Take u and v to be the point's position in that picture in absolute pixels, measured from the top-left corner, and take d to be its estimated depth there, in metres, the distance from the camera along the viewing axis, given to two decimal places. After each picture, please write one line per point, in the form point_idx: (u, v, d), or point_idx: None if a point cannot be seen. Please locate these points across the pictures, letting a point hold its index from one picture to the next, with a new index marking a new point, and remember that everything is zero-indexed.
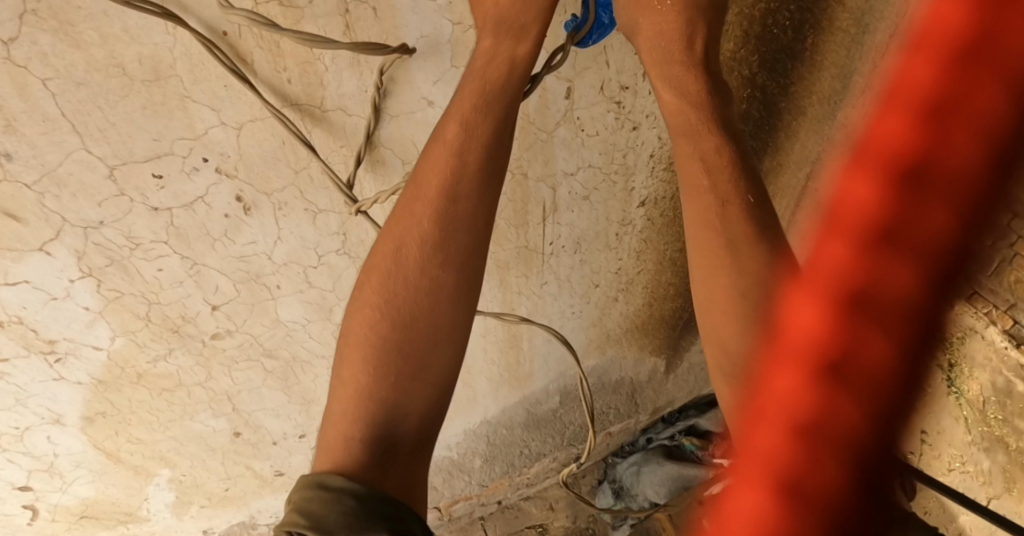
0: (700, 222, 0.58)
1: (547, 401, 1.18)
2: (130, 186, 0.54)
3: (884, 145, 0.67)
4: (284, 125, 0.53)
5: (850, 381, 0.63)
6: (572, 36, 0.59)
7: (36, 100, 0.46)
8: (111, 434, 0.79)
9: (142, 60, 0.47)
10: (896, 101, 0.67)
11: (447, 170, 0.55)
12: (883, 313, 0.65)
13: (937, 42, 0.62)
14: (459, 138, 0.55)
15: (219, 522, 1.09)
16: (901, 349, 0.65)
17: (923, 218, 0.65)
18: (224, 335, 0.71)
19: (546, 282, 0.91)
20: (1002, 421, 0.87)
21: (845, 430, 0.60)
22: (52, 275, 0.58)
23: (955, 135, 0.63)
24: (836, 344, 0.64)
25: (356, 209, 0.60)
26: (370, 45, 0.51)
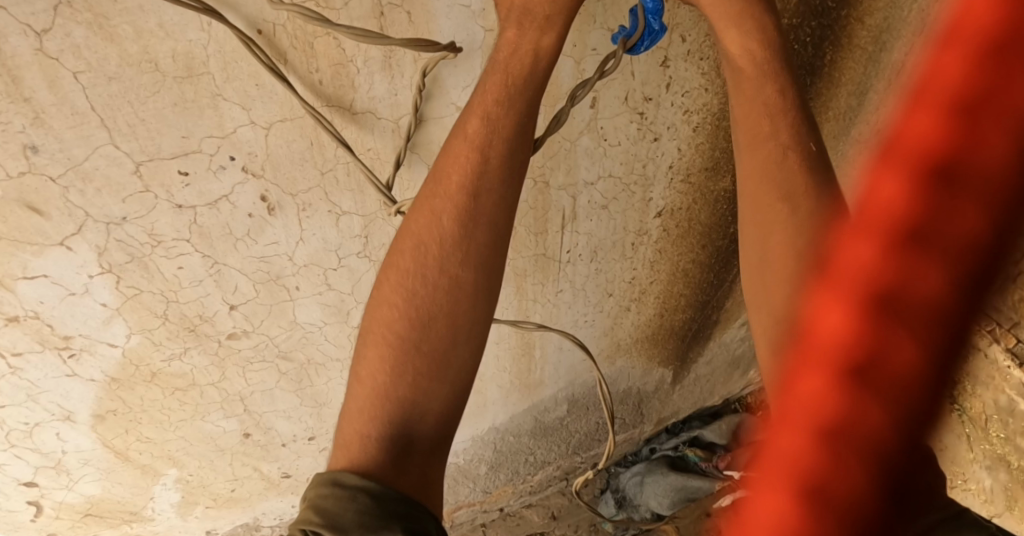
0: (761, 174, 0.57)
1: (556, 409, 1.17)
2: (156, 183, 0.53)
3: (915, 143, 0.72)
4: (322, 124, 0.53)
5: (877, 379, 0.64)
6: (623, 43, 0.57)
7: (66, 93, 0.45)
8: (121, 433, 0.78)
9: (175, 56, 0.46)
10: (924, 94, 0.72)
11: (468, 165, 0.53)
12: (907, 315, 0.64)
13: (966, 40, 0.67)
14: (481, 133, 0.52)
15: (223, 523, 1.08)
16: (925, 353, 0.65)
17: (951, 224, 0.73)
18: (240, 335, 0.70)
19: (561, 289, 0.90)
20: (1005, 439, 1.02)
21: (872, 431, 0.59)
22: (71, 270, 0.57)
23: (987, 134, 0.71)
24: (866, 345, 0.64)
25: (396, 210, 0.59)
26: (420, 42, 0.50)
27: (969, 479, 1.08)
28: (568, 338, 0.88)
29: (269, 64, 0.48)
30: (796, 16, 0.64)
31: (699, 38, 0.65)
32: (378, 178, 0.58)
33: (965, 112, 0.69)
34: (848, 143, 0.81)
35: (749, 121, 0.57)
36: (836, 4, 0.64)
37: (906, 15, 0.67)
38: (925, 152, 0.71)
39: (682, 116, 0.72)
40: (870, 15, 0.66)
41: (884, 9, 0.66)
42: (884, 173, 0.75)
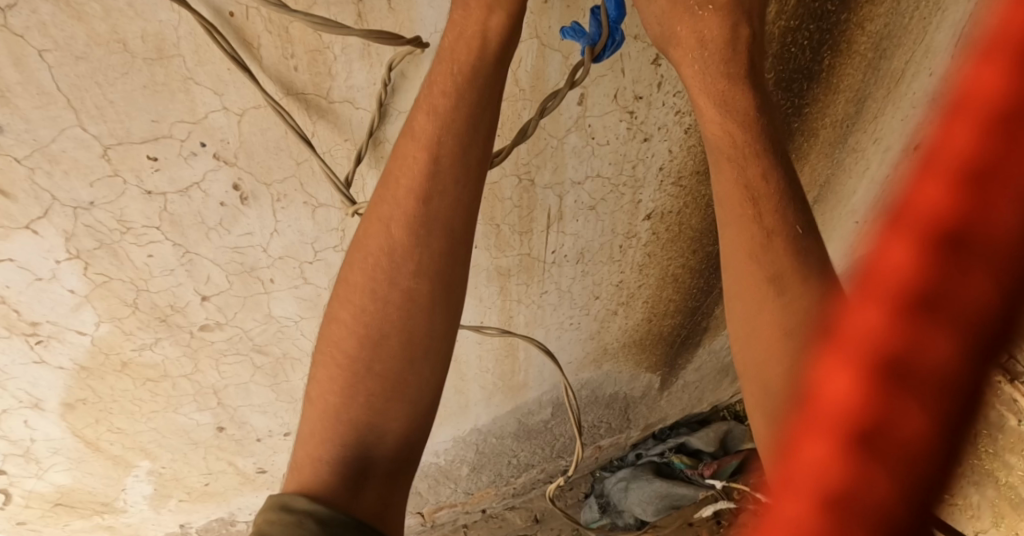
0: (743, 252, 0.55)
1: (539, 412, 1.15)
2: (125, 167, 0.52)
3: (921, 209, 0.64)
4: (285, 120, 0.52)
5: (885, 457, 0.45)
6: (590, 52, 0.55)
7: (33, 71, 0.44)
8: (92, 422, 0.77)
9: (145, 37, 0.45)
10: (935, 164, 0.66)
11: (416, 169, 0.51)
12: (915, 379, 0.50)
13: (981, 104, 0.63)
14: (430, 130, 0.51)
15: (198, 517, 1.07)
16: (940, 421, 0.48)
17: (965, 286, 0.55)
18: (213, 327, 0.69)
19: (547, 291, 0.89)
20: (994, 453, 1.08)
21: (910, 443, 0.46)
22: (38, 255, 0.56)
23: (997, 207, 0.57)
24: (870, 413, 0.49)
25: (353, 210, 0.58)
26: (382, 35, 0.49)
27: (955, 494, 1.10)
28: (533, 343, 0.86)
29: (231, 53, 0.47)
30: (793, 19, 0.63)
31: None
32: (337, 175, 0.57)
33: (976, 185, 0.59)
34: (845, 151, 0.81)
35: (731, 202, 0.55)
36: (835, 8, 0.63)
37: (905, 23, 0.67)
38: (925, 220, 0.62)
39: (674, 117, 0.71)
40: (870, 21, 0.66)
41: (887, 15, 0.66)
42: (894, 246, 0.65)
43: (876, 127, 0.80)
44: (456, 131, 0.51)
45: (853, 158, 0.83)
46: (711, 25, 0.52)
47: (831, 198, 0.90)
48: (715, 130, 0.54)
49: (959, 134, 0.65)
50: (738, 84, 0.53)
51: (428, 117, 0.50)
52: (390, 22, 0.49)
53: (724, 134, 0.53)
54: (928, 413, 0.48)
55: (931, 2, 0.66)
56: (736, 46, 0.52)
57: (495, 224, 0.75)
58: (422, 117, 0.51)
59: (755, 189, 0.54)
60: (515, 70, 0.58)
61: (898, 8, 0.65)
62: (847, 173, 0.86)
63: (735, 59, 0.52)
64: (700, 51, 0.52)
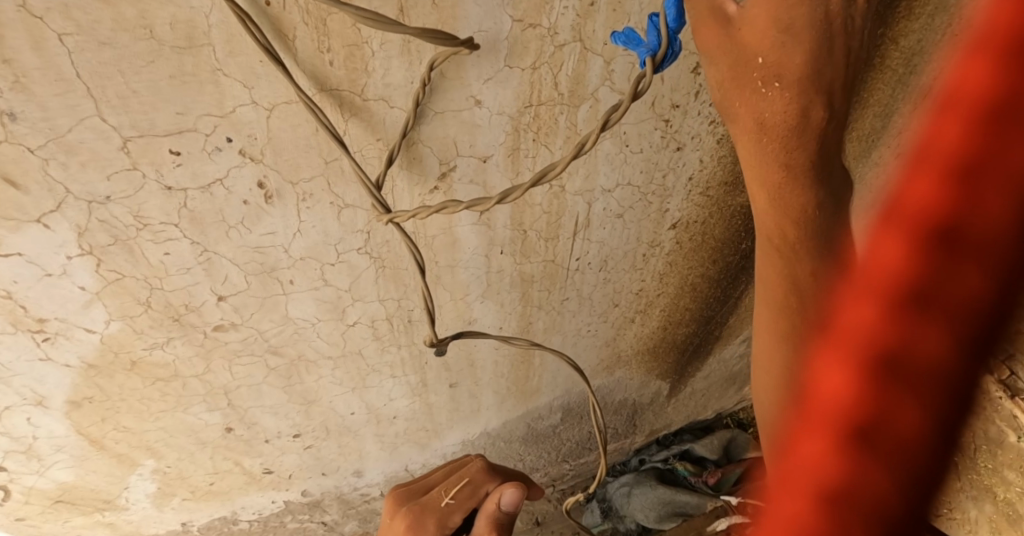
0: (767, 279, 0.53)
1: (550, 417, 1.12)
2: (145, 161, 0.49)
3: (909, 206, 0.58)
4: (314, 111, 0.48)
5: (884, 451, 0.51)
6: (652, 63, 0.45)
7: (52, 56, 0.42)
8: (97, 421, 0.74)
9: (175, 24, 0.42)
10: (926, 156, 0.58)
11: (476, 468, 0.72)
12: (917, 378, 0.54)
13: (964, 102, 0.54)
14: (480, 468, 0.72)
15: (200, 515, 1.04)
16: (939, 414, 0.53)
17: (957, 282, 0.56)
18: (228, 328, 0.66)
19: (567, 298, 0.87)
20: (992, 469, 0.94)
21: (909, 435, 0.51)
22: (50, 249, 0.53)
23: (986, 194, 0.53)
24: (868, 404, 0.54)
25: (387, 220, 0.53)
26: (436, 34, 0.45)
27: (954, 507, 1.01)
28: (564, 358, 0.80)
29: (265, 45, 0.44)
30: None
31: None
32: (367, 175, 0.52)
33: (965, 175, 0.53)
34: (870, 166, 0.77)
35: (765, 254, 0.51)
36: (872, 22, 0.60)
37: (938, 40, 0.62)
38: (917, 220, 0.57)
39: (709, 126, 0.68)
40: (904, 35, 0.62)
41: (919, 30, 0.61)
42: (882, 238, 0.61)
43: (903, 146, 0.74)
44: (510, 493, 0.68)
45: (878, 174, 0.78)
46: (778, 107, 0.42)
47: (851, 211, 0.86)
48: (765, 208, 0.47)
49: (948, 127, 0.56)
50: (772, 141, 0.43)
51: (483, 461, 0.72)
52: (431, 16, 0.47)
53: (776, 221, 0.48)
54: (924, 409, 0.53)
55: (968, 17, 0.60)
56: (775, 104, 0.42)
57: (521, 230, 0.72)
58: (476, 460, 0.73)
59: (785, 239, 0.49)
60: (554, 74, 0.53)
61: (932, 23, 0.61)
62: (872, 187, 0.81)
63: (797, 152, 0.43)
64: (756, 133, 0.43)
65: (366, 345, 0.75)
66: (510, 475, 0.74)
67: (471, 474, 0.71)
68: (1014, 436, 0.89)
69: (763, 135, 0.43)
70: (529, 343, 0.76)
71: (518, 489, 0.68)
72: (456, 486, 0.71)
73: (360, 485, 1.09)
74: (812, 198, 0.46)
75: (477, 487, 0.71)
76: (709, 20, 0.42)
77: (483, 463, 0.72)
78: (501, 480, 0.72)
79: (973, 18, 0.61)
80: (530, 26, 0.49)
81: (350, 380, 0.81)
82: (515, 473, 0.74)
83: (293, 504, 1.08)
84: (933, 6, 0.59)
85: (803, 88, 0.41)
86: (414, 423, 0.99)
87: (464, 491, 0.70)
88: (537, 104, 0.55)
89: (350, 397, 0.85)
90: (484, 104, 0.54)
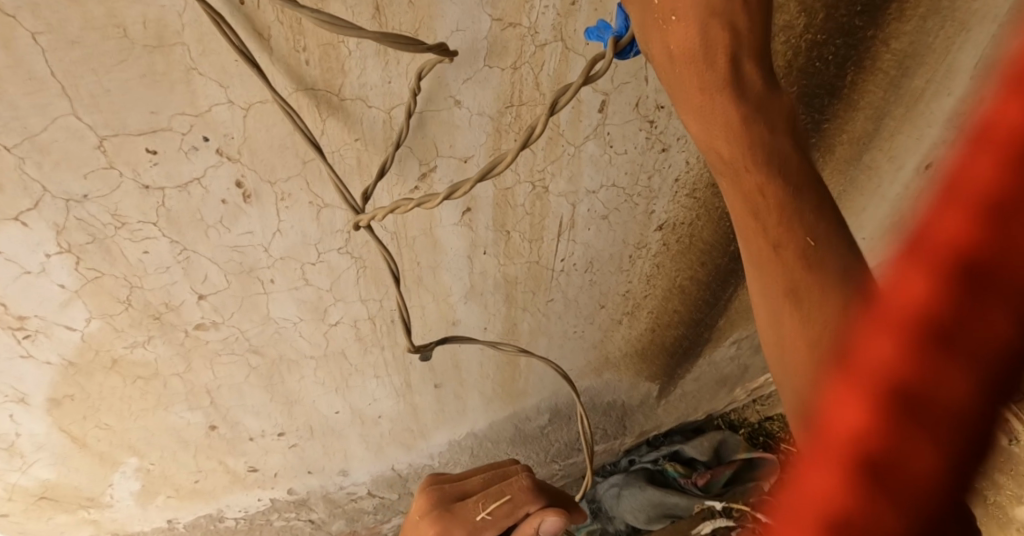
0: (759, 262, 0.48)
1: (536, 418, 1.12)
2: (121, 160, 0.49)
3: (966, 188, 0.40)
4: (285, 115, 0.48)
5: (893, 493, 0.33)
6: (614, 42, 0.46)
7: (23, 55, 0.42)
8: (79, 419, 0.74)
9: (147, 22, 0.42)
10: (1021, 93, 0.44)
11: (518, 486, 0.65)
12: (967, 364, 0.35)
13: (1019, 62, 0.47)
14: (523, 487, 0.66)
15: (185, 514, 1.04)
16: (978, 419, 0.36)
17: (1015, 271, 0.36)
18: (209, 327, 0.66)
19: (552, 299, 0.87)
20: None
21: (919, 480, 0.33)
22: (27, 248, 0.53)
23: None
24: (880, 438, 0.35)
25: (357, 223, 0.54)
26: (399, 38, 0.45)
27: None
28: (550, 366, 0.79)
29: (238, 46, 0.44)
30: (821, 33, 0.60)
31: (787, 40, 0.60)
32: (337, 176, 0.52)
33: None
34: (861, 169, 0.77)
35: (748, 238, 0.48)
36: (863, 24, 0.60)
37: (930, 41, 0.63)
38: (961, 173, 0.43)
39: None
40: (896, 37, 0.62)
41: (912, 32, 0.62)
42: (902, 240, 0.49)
43: (896, 150, 0.75)
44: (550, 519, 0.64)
45: (870, 177, 0.79)
46: (681, 37, 0.42)
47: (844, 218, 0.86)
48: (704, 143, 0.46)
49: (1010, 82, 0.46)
50: (716, 97, 0.44)
51: (528, 482, 0.66)
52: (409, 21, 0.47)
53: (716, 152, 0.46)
54: (968, 407, 0.35)
55: (958, 21, 0.62)
56: (710, 56, 0.43)
57: (505, 231, 0.72)
58: (520, 478, 0.66)
59: (757, 204, 0.46)
60: (535, 75, 0.53)
61: (925, 25, 0.61)
62: (864, 192, 0.82)
63: (710, 70, 0.43)
64: (669, 64, 0.44)
65: (349, 346, 0.75)
66: (557, 497, 0.67)
67: (513, 491, 0.65)
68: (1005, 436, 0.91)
69: (707, 94, 0.44)
70: (515, 349, 0.75)
71: (561, 520, 0.63)
72: (495, 500, 0.65)
73: (346, 484, 1.09)
74: (747, 122, 0.45)
75: (517, 506, 0.64)
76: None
77: (528, 483, 0.66)
78: (544, 502, 0.65)
79: (970, 22, 0.62)
80: (509, 25, 0.50)
81: (333, 380, 0.81)
82: (561, 496, 0.68)
83: (278, 503, 1.08)
84: (925, 7, 0.60)
85: (702, 10, 0.42)
86: (400, 423, 0.99)
87: (503, 508, 0.64)
88: (518, 104, 0.55)
89: (334, 397, 0.85)
90: (464, 105, 0.54)
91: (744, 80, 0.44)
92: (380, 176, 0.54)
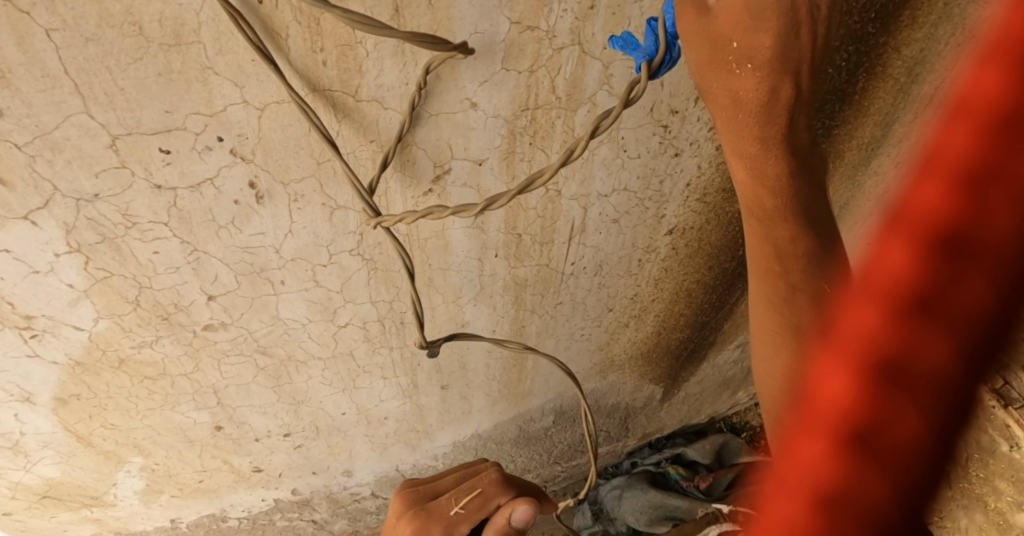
0: (767, 299, 0.58)
1: (541, 420, 1.12)
2: (133, 159, 0.49)
3: (924, 216, 0.67)
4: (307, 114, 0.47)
5: (880, 455, 0.66)
6: (645, 68, 0.45)
7: (37, 52, 0.41)
8: (85, 418, 0.74)
9: (163, 21, 0.42)
10: (935, 164, 0.68)
11: (490, 478, 0.69)
12: (913, 384, 0.67)
13: (976, 113, 0.63)
14: (494, 478, 0.69)
15: (188, 513, 1.03)
16: (930, 419, 0.68)
17: (959, 295, 0.67)
18: (217, 327, 0.66)
19: (561, 301, 0.86)
20: (983, 480, 0.81)
21: (905, 442, 0.66)
22: (36, 246, 0.53)
23: (994, 210, 0.63)
24: (869, 407, 0.66)
25: (376, 222, 0.52)
26: (430, 39, 0.45)
27: (944, 516, 0.90)
28: (554, 361, 0.76)
29: (254, 41, 0.43)
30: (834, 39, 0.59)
31: None
32: (359, 181, 0.52)
33: (972, 184, 0.62)
34: (868, 174, 0.76)
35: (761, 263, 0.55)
36: (876, 30, 0.59)
37: (943, 49, 0.62)
38: (927, 227, 0.66)
39: (707, 132, 0.67)
40: (906, 44, 0.61)
41: (923, 39, 0.61)
42: (890, 245, 0.72)
43: (904, 155, 0.74)
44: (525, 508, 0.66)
45: (876, 182, 0.78)
46: (750, 85, 0.43)
47: (848, 219, 0.84)
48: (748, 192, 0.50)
49: (959, 133, 0.64)
50: (772, 151, 0.47)
51: (496, 471, 0.69)
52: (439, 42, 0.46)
53: (753, 195, 0.51)
54: (923, 415, 0.67)
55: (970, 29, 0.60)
56: (774, 114, 0.45)
57: (515, 233, 0.72)
58: (490, 470, 0.70)
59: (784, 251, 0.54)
60: (551, 78, 0.53)
61: (935, 31, 0.60)
62: (869, 195, 0.80)
63: (771, 126, 0.45)
64: (732, 109, 0.45)
65: (357, 346, 0.75)
66: (525, 487, 0.71)
67: (483, 485, 0.68)
68: (1006, 446, 0.76)
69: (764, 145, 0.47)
70: (522, 345, 0.73)
71: (530, 507, 0.66)
72: (467, 495, 0.67)
73: (350, 484, 1.08)
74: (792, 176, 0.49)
75: (488, 498, 0.67)
76: (687, 9, 0.42)
77: (497, 475, 0.69)
78: (514, 494, 0.69)
79: (978, 28, 0.60)
80: (528, 28, 0.49)
81: (340, 380, 0.80)
82: (529, 487, 0.71)
83: (282, 503, 1.08)
84: (938, 15, 0.59)
85: (773, 69, 0.43)
86: (405, 424, 0.98)
87: (474, 502, 0.67)
88: (534, 108, 0.55)
89: (340, 398, 0.84)
90: (480, 107, 0.53)
91: (796, 134, 0.47)
92: (382, 169, 0.52)
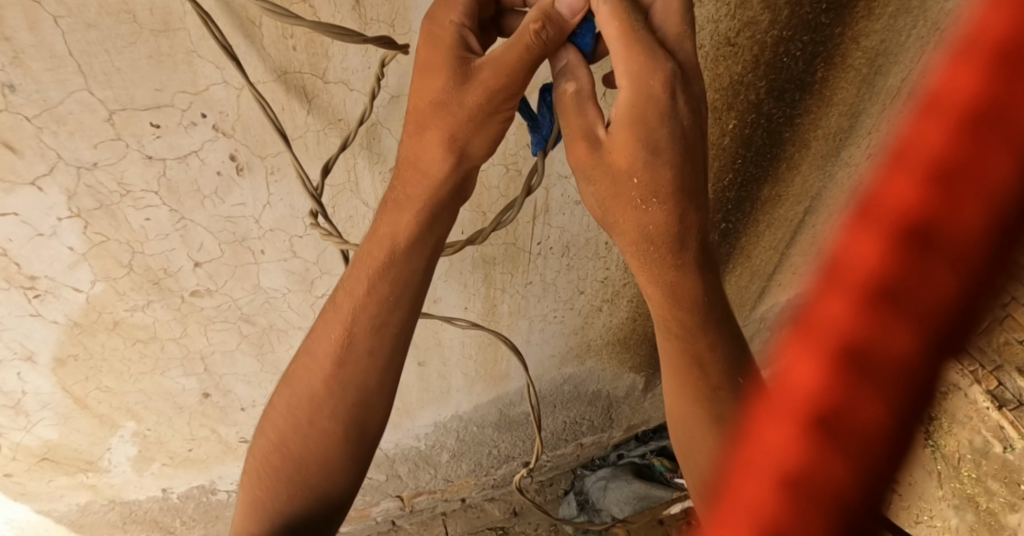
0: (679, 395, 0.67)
1: (521, 403, 1.18)
2: (128, 132, 0.55)
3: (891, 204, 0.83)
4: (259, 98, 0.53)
5: (841, 439, 0.88)
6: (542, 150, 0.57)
7: (45, 36, 0.47)
8: (81, 379, 0.80)
9: (154, 9, 0.48)
10: (908, 156, 0.80)
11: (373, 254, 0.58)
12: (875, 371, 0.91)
13: (949, 109, 0.73)
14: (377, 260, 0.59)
15: (178, 483, 1.09)
16: (889, 407, 0.91)
17: (930, 283, 0.87)
18: (203, 294, 0.72)
19: (531, 281, 0.92)
20: (976, 479, 1.07)
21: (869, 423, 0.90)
22: (41, 210, 0.59)
23: (965, 204, 0.79)
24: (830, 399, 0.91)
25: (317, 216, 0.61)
26: (338, 30, 0.49)
27: (937, 517, 1.13)
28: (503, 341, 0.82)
29: (222, 41, 0.49)
30: (787, 29, 0.64)
31: (751, 40, 0.64)
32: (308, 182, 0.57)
33: (942, 181, 0.77)
34: (839, 165, 0.82)
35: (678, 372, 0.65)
36: (830, 21, 0.65)
37: (901, 40, 0.69)
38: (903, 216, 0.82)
39: None
40: (865, 35, 0.67)
41: (882, 30, 0.67)
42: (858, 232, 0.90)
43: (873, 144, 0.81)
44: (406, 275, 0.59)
45: (848, 174, 0.84)
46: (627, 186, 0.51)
47: (823, 213, 0.90)
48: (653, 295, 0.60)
49: (932, 129, 0.76)
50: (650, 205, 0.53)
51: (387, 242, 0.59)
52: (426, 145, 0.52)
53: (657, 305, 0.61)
54: (885, 402, 0.91)
55: (929, 19, 0.68)
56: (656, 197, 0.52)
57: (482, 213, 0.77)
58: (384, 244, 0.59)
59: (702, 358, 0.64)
60: None
61: (896, 23, 0.67)
62: (840, 187, 0.86)
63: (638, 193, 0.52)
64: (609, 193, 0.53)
65: None
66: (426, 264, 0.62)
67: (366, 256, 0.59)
68: (1000, 446, 1.04)
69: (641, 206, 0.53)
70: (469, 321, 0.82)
71: None
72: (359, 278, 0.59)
73: None
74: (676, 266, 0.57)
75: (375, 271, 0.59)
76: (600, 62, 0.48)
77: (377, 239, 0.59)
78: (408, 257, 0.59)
79: (942, 22, 0.68)
80: None
81: None
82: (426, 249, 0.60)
83: None
84: (894, 9, 0.65)
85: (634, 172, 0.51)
86: None
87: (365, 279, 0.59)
88: None
89: None
90: None
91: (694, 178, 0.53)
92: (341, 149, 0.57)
